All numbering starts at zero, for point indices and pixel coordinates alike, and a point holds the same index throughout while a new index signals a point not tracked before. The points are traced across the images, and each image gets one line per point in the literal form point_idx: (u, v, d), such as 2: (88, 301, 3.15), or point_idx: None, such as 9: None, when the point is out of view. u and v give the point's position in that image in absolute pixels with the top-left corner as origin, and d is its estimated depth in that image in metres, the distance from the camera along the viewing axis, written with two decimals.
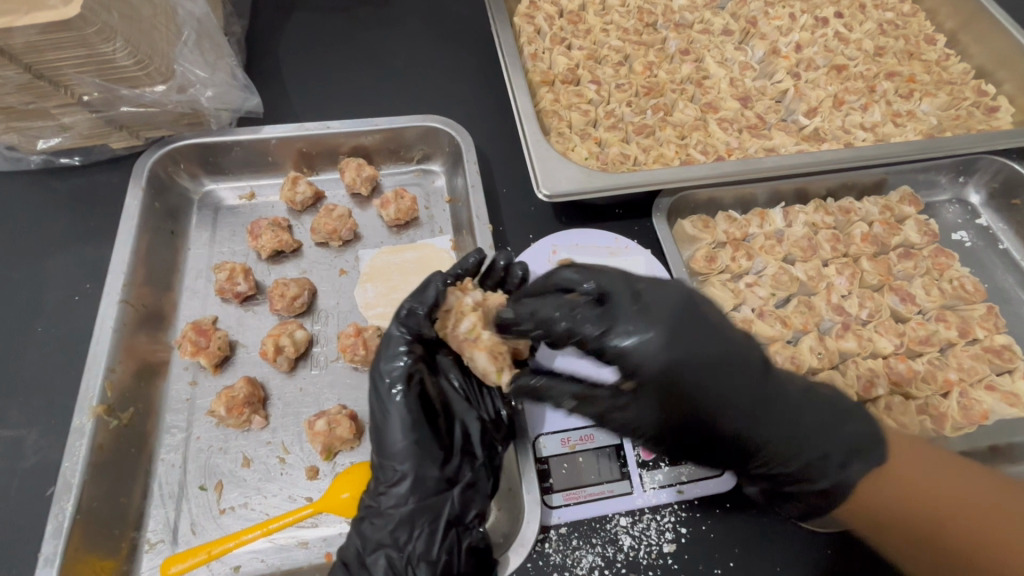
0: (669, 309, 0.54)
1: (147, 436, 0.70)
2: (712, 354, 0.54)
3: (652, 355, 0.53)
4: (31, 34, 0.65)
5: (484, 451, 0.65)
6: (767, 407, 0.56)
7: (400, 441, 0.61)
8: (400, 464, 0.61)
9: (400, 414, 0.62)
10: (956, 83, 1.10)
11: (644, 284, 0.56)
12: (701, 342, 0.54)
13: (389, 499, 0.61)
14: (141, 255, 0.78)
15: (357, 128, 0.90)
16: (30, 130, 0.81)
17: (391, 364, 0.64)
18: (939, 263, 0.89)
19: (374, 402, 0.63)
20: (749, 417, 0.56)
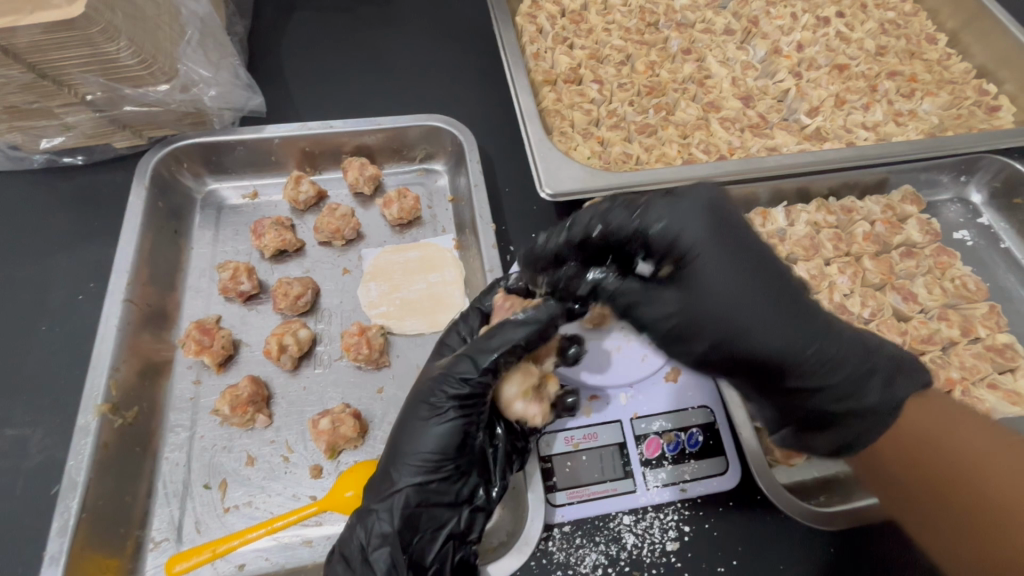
0: (698, 207, 0.57)
1: (151, 435, 0.70)
2: (744, 252, 0.57)
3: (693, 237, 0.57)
4: (35, 34, 0.65)
5: (506, 481, 0.66)
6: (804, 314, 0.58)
7: (436, 451, 0.62)
8: (426, 470, 0.62)
9: (445, 423, 0.62)
10: (957, 82, 1.10)
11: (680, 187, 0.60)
12: (730, 239, 0.57)
13: (405, 499, 0.61)
14: (144, 254, 0.78)
15: (360, 128, 0.90)
16: (33, 129, 0.81)
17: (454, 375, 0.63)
18: (941, 262, 0.90)
19: (424, 406, 0.63)
20: (787, 319, 0.57)
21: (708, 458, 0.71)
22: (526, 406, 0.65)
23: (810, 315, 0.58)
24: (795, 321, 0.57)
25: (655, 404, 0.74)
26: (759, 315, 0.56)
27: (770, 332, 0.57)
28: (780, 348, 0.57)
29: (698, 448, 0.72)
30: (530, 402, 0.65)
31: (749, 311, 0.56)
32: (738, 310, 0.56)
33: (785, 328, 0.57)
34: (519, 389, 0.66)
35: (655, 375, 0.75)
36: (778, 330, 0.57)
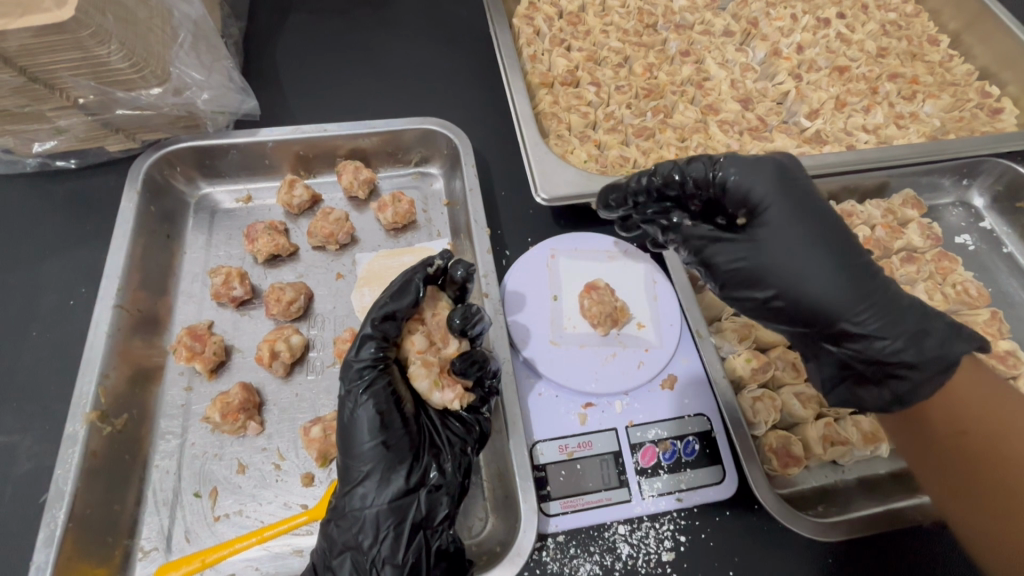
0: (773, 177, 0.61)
1: (141, 442, 0.70)
2: (811, 204, 0.61)
3: (760, 195, 0.61)
4: (25, 38, 0.65)
5: (452, 452, 0.64)
6: (864, 264, 0.60)
7: (367, 443, 0.60)
8: (368, 466, 0.60)
9: (369, 415, 0.60)
10: (959, 84, 1.09)
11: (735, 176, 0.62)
12: (781, 198, 0.61)
13: (357, 500, 0.60)
14: (136, 259, 0.78)
15: (354, 131, 0.90)
16: (25, 132, 0.80)
17: (357, 364, 0.63)
18: (942, 267, 0.88)
19: (342, 403, 0.62)
20: (853, 278, 0.58)
21: (704, 467, 0.70)
22: (442, 394, 0.66)
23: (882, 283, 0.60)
24: (861, 273, 0.59)
25: (651, 412, 0.73)
26: (823, 257, 0.59)
27: (832, 284, 0.58)
28: (824, 296, 0.58)
29: (694, 457, 0.71)
30: (445, 389, 0.67)
31: (807, 269, 0.59)
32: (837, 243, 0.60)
33: (830, 284, 0.58)
34: (430, 382, 0.66)
35: (650, 383, 0.75)
36: (834, 284, 0.58)
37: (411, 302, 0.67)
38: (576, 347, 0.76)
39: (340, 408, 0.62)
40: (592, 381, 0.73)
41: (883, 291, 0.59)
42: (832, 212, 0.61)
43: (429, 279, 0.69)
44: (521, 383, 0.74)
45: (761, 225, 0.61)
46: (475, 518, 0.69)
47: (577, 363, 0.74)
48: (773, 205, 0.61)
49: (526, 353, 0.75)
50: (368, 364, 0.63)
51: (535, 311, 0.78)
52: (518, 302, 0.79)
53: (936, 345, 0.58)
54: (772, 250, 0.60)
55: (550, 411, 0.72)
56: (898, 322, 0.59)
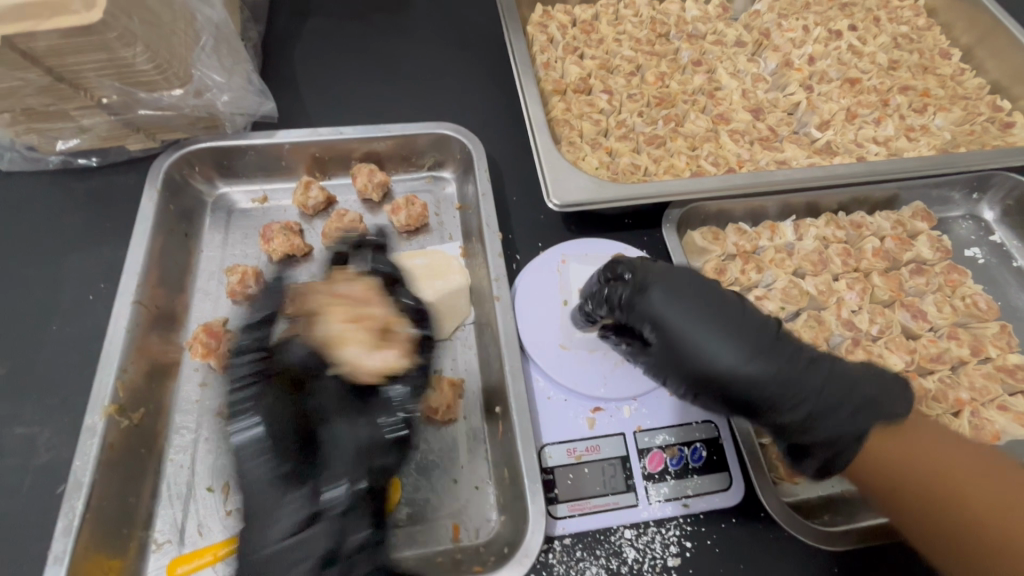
0: (666, 281, 0.65)
1: (157, 436, 0.71)
2: (710, 300, 0.64)
3: (662, 315, 0.64)
4: (54, 38, 0.67)
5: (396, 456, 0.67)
6: (777, 342, 0.63)
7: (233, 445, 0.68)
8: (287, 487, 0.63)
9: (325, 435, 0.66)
10: (970, 98, 1.09)
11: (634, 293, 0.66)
12: (686, 304, 0.64)
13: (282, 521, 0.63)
14: (154, 256, 0.79)
15: (369, 134, 0.91)
16: (49, 130, 0.83)
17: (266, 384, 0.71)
18: (951, 279, 0.88)
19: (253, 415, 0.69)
20: (769, 361, 0.62)
21: (711, 473, 0.71)
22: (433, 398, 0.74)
23: (797, 354, 0.63)
24: (772, 353, 0.62)
25: (659, 417, 0.74)
26: (732, 358, 0.62)
27: (755, 373, 0.61)
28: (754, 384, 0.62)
29: (701, 463, 0.71)
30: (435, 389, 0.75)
31: (726, 365, 0.62)
32: (744, 329, 0.63)
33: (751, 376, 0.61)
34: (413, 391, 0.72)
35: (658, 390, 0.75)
36: (760, 378, 0.61)
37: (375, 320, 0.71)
38: (585, 351, 0.77)
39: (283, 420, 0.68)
40: (602, 387, 0.74)
41: (804, 368, 0.62)
42: (726, 303, 0.64)
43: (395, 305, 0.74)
44: (531, 387, 0.74)
45: (674, 341, 0.63)
46: (483, 518, 0.70)
47: (587, 367, 0.75)
48: (673, 321, 0.63)
49: (537, 358, 0.75)
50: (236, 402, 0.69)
51: (547, 316, 0.79)
52: (530, 307, 0.80)
53: (858, 411, 0.61)
54: (691, 354, 0.63)
55: (558, 415, 0.73)
56: (822, 392, 0.62)
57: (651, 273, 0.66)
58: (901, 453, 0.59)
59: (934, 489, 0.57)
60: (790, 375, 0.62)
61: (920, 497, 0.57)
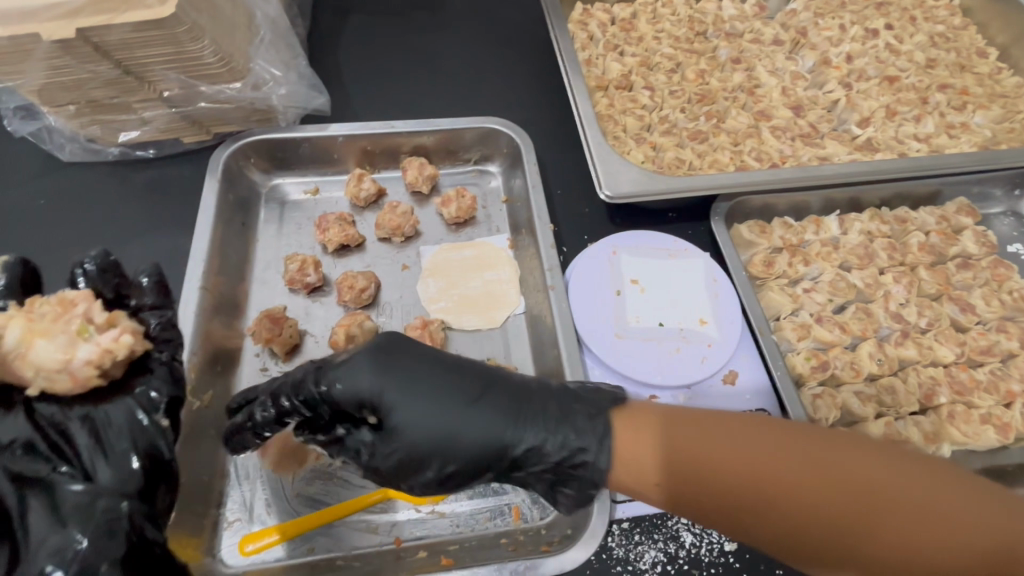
0: (370, 358, 0.55)
1: (224, 418, 0.73)
2: (431, 380, 0.54)
3: (395, 413, 0.54)
4: (126, 31, 0.70)
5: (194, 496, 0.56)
6: (473, 407, 0.54)
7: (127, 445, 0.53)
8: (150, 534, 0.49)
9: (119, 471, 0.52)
10: (1009, 96, 1.10)
11: (330, 367, 0.56)
12: (377, 379, 0.54)
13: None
14: (216, 244, 0.81)
15: (419, 128, 0.93)
16: (112, 122, 0.86)
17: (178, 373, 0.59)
18: (998, 274, 0.88)
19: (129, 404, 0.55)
20: (484, 410, 0.54)
21: None
22: None
23: (480, 389, 0.55)
24: (483, 402, 0.54)
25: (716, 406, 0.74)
26: (445, 424, 0.54)
27: (478, 419, 0.54)
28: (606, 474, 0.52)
29: None
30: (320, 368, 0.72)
31: (449, 430, 0.53)
32: (352, 389, 0.55)
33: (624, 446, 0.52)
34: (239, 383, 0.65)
35: (712, 378, 0.76)
36: (478, 450, 0.54)
37: None
38: (639, 339, 0.78)
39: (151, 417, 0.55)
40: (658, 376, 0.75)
41: (483, 411, 0.54)
42: (443, 359, 0.56)
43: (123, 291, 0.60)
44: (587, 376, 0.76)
45: (393, 427, 0.54)
46: (544, 502, 0.71)
47: (642, 355, 0.76)
48: (385, 395, 0.54)
49: (592, 346, 0.77)
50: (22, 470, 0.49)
51: (601, 306, 0.80)
52: (584, 298, 0.81)
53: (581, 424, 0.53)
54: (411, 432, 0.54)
55: None
56: (533, 428, 0.54)
57: (351, 358, 0.56)
58: (699, 439, 0.48)
59: (720, 486, 0.46)
60: (511, 420, 0.54)
61: (748, 500, 0.46)
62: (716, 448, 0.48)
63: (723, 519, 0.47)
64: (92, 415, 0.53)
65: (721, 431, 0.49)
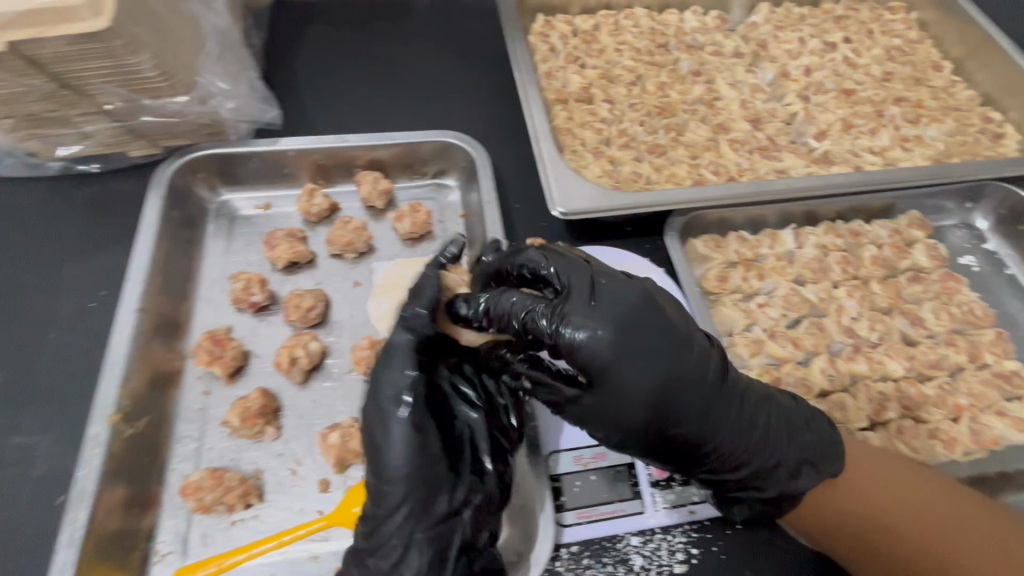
0: (620, 310, 0.59)
1: (160, 445, 0.70)
2: (645, 342, 0.59)
3: (605, 357, 0.58)
4: (61, 45, 0.67)
5: (495, 480, 0.64)
6: (710, 399, 0.62)
7: (400, 465, 0.57)
8: (403, 491, 0.57)
9: (406, 435, 0.57)
10: (962, 109, 1.11)
11: (604, 280, 0.61)
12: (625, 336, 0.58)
13: (397, 525, 0.58)
14: (157, 263, 0.79)
15: (373, 142, 0.92)
16: (51, 137, 0.83)
17: (397, 375, 0.58)
18: (948, 287, 0.89)
19: (373, 414, 0.58)
20: (689, 393, 0.61)
21: None
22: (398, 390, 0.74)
23: (717, 383, 0.63)
24: (692, 387, 0.61)
25: None
26: (644, 398, 0.59)
27: (692, 405, 0.61)
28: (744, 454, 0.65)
29: None
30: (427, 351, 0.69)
31: (636, 409, 0.59)
32: (627, 341, 0.58)
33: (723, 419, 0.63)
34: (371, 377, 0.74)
35: None
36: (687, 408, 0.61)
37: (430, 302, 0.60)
38: None
39: (370, 418, 0.58)
40: None
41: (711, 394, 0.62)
42: (673, 342, 0.60)
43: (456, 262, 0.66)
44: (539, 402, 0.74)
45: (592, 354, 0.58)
46: None
47: None
48: (621, 358, 0.58)
49: None
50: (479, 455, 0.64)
51: None
52: None
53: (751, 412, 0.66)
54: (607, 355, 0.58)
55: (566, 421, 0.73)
56: (721, 418, 0.63)
57: (603, 297, 0.60)
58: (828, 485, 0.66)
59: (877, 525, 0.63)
60: (708, 404, 0.62)
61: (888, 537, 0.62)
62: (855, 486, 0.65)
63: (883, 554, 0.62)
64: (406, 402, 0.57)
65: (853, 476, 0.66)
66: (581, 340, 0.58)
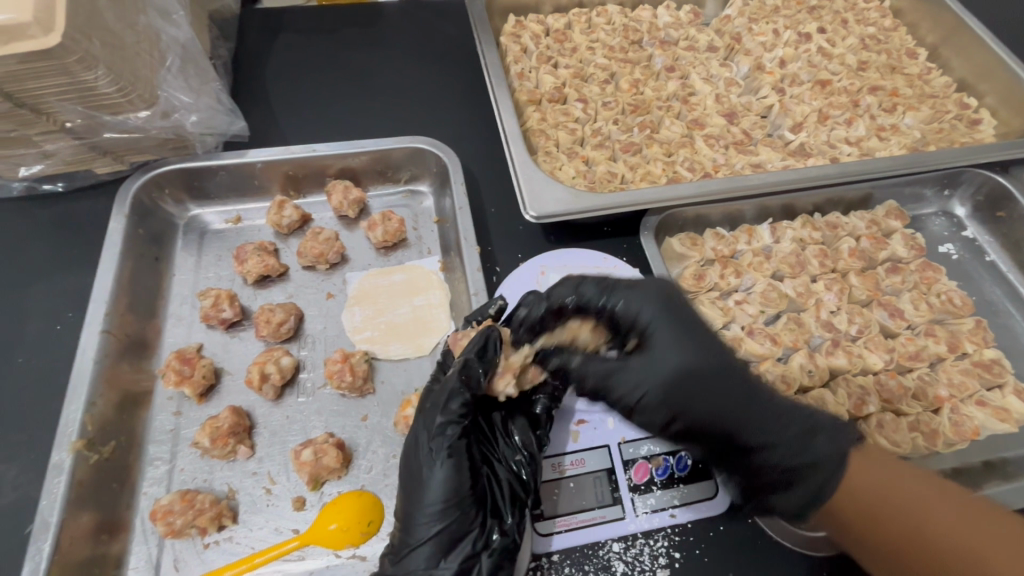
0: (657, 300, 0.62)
1: (129, 469, 0.69)
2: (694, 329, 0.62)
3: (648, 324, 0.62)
4: (12, 64, 0.65)
5: (515, 517, 0.63)
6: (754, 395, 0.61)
7: (438, 502, 0.60)
8: (435, 525, 0.59)
9: (447, 475, 0.60)
10: (937, 96, 1.11)
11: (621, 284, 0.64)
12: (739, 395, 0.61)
13: (420, 560, 0.59)
14: (124, 282, 0.77)
15: (344, 150, 0.90)
16: (11, 157, 0.80)
17: (440, 423, 0.62)
18: (926, 276, 0.89)
19: (419, 460, 0.61)
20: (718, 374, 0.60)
21: (697, 482, 0.70)
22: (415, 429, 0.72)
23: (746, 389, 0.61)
24: (718, 379, 0.60)
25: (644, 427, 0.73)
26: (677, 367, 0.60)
27: (716, 384, 0.60)
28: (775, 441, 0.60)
29: (686, 472, 0.71)
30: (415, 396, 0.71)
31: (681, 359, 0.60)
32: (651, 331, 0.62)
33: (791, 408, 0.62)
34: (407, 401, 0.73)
35: None
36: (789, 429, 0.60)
37: (491, 362, 0.65)
38: None
39: (416, 465, 0.62)
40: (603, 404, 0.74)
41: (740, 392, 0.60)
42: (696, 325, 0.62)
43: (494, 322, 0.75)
44: None
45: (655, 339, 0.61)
46: None
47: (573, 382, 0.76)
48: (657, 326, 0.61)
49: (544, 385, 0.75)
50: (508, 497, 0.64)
51: None
52: None
53: (807, 444, 0.60)
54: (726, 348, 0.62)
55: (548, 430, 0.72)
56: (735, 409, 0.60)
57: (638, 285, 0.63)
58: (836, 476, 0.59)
59: (883, 516, 0.57)
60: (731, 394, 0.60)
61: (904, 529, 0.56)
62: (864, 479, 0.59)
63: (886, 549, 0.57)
64: (452, 453, 0.61)
65: (874, 471, 0.59)
66: (643, 326, 0.62)
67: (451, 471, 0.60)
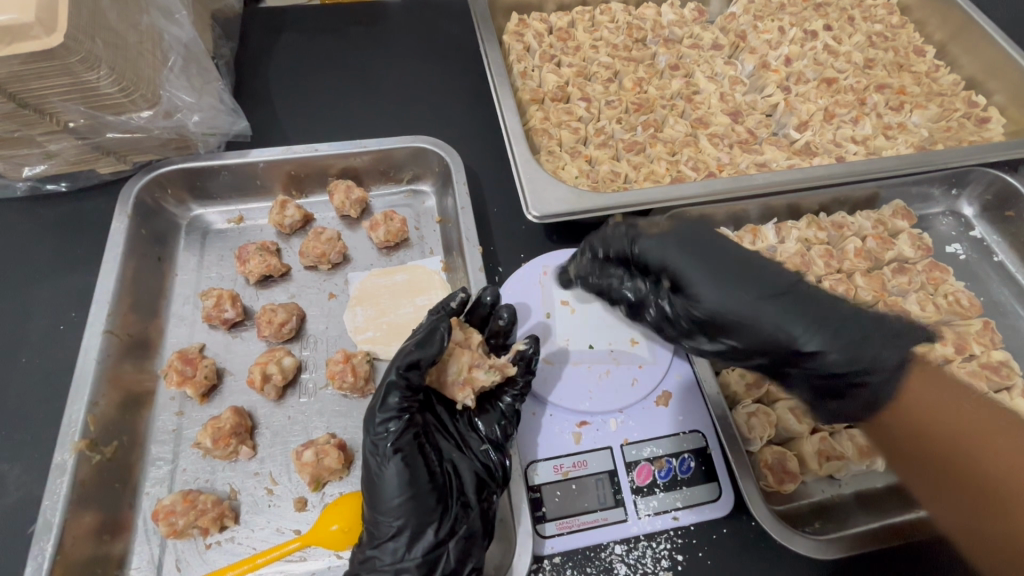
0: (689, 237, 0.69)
1: (131, 469, 0.69)
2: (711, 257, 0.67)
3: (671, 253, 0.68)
4: (13, 64, 0.64)
5: (478, 500, 0.64)
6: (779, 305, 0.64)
7: (395, 499, 0.60)
8: (397, 520, 0.60)
9: (398, 470, 0.61)
10: (945, 94, 1.10)
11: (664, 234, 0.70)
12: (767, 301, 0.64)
13: (389, 553, 0.61)
14: (127, 282, 0.77)
15: (346, 150, 0.90)
16: (14, 157, 0.80)
17: (382, 418, 0.62)
18: (933, 277, 0.89)
19: (369, 459, 0.62)
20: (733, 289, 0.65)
21: (701, 484, 0.70)
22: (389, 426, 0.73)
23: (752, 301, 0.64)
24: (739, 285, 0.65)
25: (645, 430, 0.73)
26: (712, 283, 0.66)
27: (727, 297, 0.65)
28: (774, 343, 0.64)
29: (690, 474, 0.70)
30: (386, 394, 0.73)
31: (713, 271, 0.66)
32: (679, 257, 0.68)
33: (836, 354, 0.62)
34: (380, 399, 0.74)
35: (644, 401, 0.75)
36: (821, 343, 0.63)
37: (436, 352, 0.65)
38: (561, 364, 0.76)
39: (367, 464, 0.62)
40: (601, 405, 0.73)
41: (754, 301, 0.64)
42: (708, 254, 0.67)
43: (458, 314, 0.72)
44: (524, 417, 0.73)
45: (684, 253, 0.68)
46: None
47: (571, 381, 0.75)
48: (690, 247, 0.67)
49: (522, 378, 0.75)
50: (469, 483, 0.65)
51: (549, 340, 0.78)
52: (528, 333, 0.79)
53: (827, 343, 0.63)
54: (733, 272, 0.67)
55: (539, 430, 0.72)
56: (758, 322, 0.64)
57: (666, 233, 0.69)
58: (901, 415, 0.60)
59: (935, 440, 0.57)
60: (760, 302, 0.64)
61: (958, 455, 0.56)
62: (945, 426, 0.57)
63: (956, 492, 0.56)
64: (400, 448, 0.62)
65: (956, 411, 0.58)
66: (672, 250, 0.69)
67: (402, 466, 0.61)
